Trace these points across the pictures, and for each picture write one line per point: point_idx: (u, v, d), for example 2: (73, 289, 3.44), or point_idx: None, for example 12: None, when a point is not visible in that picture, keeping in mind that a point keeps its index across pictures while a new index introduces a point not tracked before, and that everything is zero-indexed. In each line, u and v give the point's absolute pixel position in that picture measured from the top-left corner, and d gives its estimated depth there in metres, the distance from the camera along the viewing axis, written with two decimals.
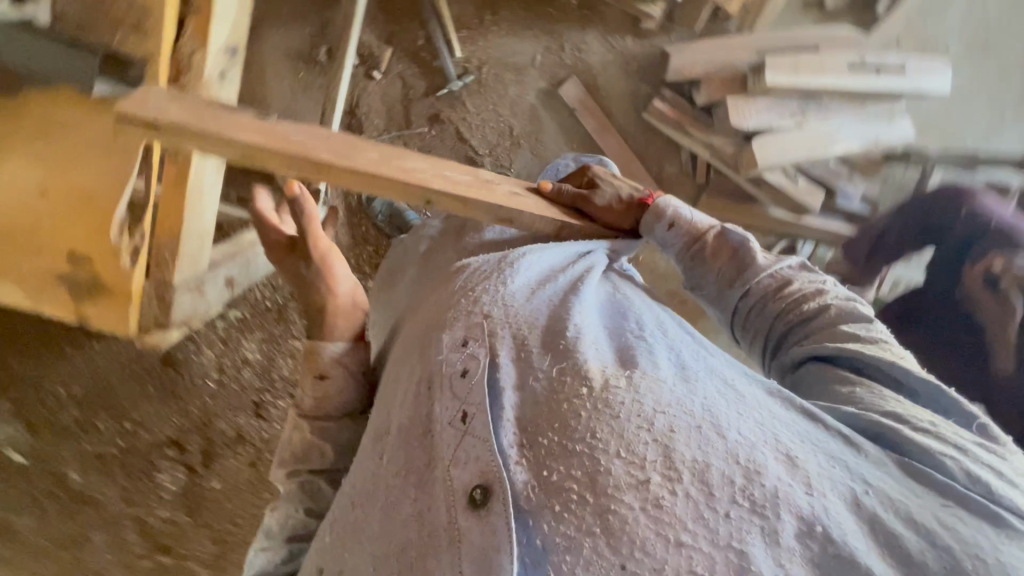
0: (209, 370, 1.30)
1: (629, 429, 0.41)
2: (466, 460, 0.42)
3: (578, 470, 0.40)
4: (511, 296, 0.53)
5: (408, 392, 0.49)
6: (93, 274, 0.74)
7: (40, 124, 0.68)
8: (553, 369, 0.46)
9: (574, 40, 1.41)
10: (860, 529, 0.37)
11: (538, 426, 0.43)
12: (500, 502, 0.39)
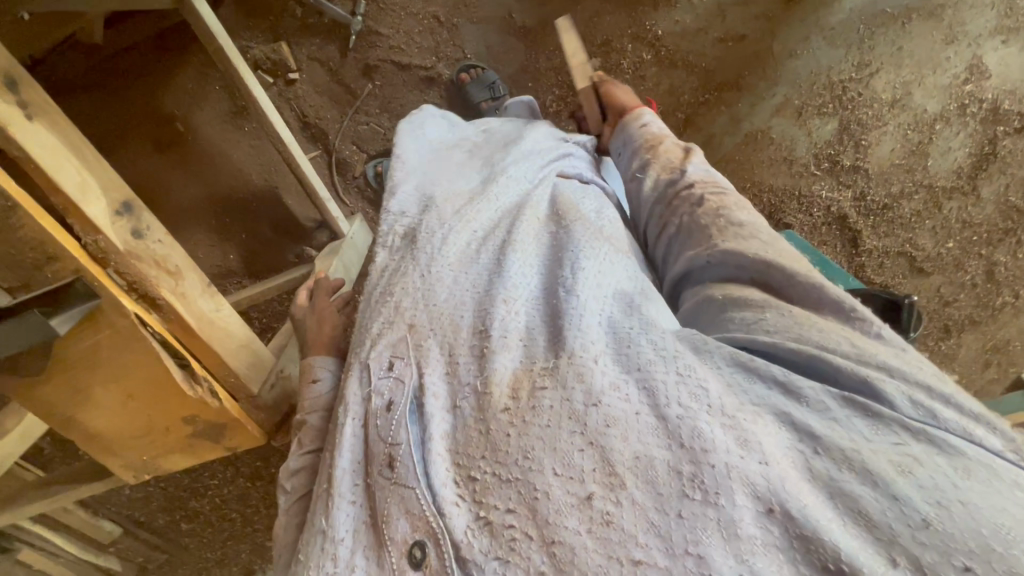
0: None
1: (563, 437, 0.54)
2: (402, 510, 0.57)
3: (516, 501, 0.53)
4: (435, 292, 0.72)
5: (353, 436, 0.64)
6: (205, 420, 0.90)
7: (76, 358, 0.80)
8: (477, 377, 0.62)
9: None
10: (805, 490, 0.48)
11: (471, 456, 0.57)
12: (439, 553, 0.54)
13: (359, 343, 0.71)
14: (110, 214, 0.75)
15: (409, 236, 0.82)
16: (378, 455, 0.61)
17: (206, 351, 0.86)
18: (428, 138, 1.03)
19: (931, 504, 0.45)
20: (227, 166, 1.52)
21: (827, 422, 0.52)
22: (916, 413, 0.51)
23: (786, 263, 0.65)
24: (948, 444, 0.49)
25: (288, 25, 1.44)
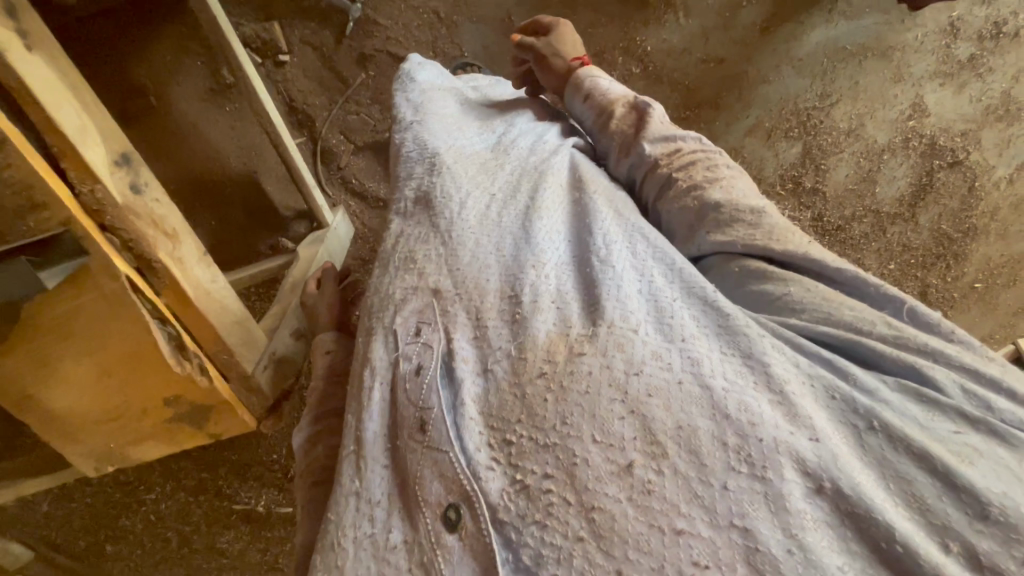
0: None
1: (602, 404, 0.53)
2: (433, 475, 0.56)
3: (552, 466, 0.52)
4: (459, 255, 0.71)
5: (379, 399, 0.63)
6: (189, 403, 0.83)
7: (51, 325, 0.72)
8: (510, 342, 0.61)
9: None
10: (858, 469, 0.47)
11: (505, 420, 0.56)
12: (476, 517, 0.53)
13: (377, 314, 0.71)
14: (109, 163, 0.68)
15: (423, 199, 0.80)
16: (405, 419, 0.60)
17: (200, 323, 0.79)
18: (433, 95, 1.03)
19: (995, 493, 0.44)
20: (202, 147, 1.43)
21: (877, 401, 0.50)
22: (971, 401, 0.49)
23: (792, 242, 0.61)
24: (1011, 435, 0.47)
25: (281, 6, 1.40)
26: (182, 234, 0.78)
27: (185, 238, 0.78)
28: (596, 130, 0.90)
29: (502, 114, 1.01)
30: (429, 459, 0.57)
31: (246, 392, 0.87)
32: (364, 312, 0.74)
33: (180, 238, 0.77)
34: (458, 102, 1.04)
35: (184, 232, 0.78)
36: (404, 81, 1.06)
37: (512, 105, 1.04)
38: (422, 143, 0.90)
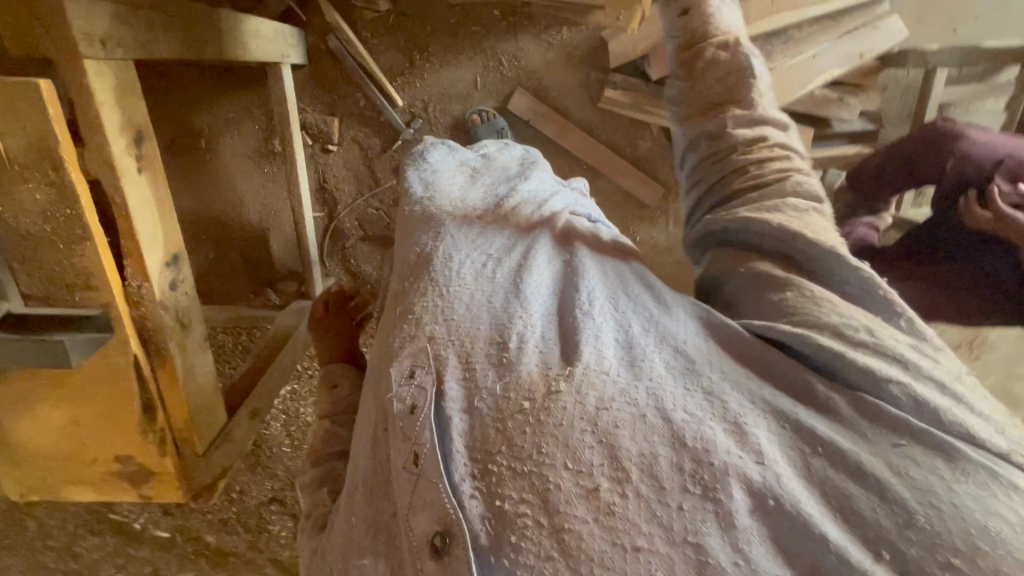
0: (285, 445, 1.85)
1: (577, 436, 0.45)
2: (421, 507, 0.46)
3: (527, 491, 0.44)
4: (452, 307, 0.56)
5: (370, 431, 0.54)
6: (138, 467, 0.89)
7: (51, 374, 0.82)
8: (496, 383, 0.49)
9: (510, 51, 1.52)
10: (795, 484, 0.43)
11: (490, 450, 0.46)
12: (459, 548, 0.43)
13: (388, 350, 0.57)
14: (161, 264, 0.81)
15: (424, 262, 0.63)
16: (384, 459, 0.52)
17: (176, 399, 0.88)
18: (442, 154, 0.87)
19: (939, 486, 0.42)
20: (231, 193, 1.56)
21: (834, 430, 0.45)
22: (920, 417, 0.45)
23: (826, 237, 0.58)
24: (953, 448, 0.43)
25: (344, 106, 1.55)
26: (192, 322, 0.89)
27: (194, 325, 0.90)
28: (676, 51, 0.81)
29: (522, 168, 0.87)
30: (414, 494, 0.47)
31: (188, 474, 0.92)
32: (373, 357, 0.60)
33: (189, 325, 0.89)
34: (464, 171, 0.85)
35: (194, 321, 0.90)
36: (415, 156, 0.87)
37: (518, 169, 0.86)
38: (424, 203, 0.74)
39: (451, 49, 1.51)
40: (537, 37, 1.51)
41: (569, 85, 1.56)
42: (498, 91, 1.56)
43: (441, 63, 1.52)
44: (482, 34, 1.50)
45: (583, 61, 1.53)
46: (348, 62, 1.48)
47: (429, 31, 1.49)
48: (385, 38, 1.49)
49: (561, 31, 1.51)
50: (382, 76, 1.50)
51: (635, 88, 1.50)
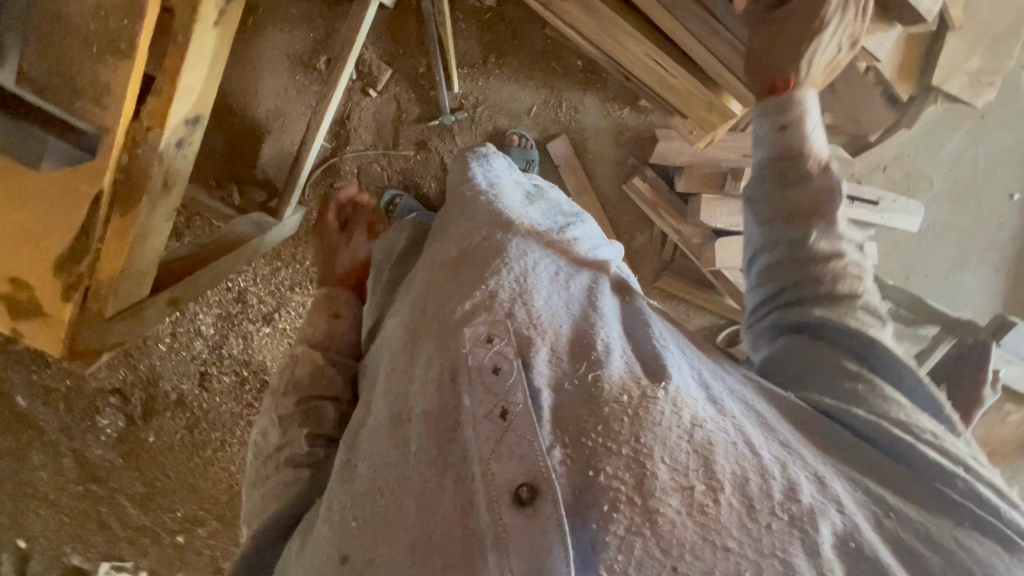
0: (164, 342, 1.74)
1: (669, 437, 0.54)
2: (508, 458, 0.54)
3: (626, 472, 0.52)
4: (537, 300, 0.66)
5: (435, 379, 0.62)
6: (31, 299, 0.79)
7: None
8: (581, 376, 0.60)
9: (574, 99, 1.59)
10: (880, 542, 0.52)
11: (583, 427, 0.56)
12: (547, 501, 0.51)
13: (450, 306, 0.67)
14: (182, 118, 0.77)
15: (485, 254, 0.70)
16: (455, 405, 0.60)
17: (113, 250, 0.80)
18: (503, 165, 0.91)
19: (999, 562, 0.53)
20: (250, 80, 1.48)
21: (900, 497, 0.57)
22: (973, 502, 0.58)
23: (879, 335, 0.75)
24: (1004, 537, 0.56)
25: (402, 62, 1.54)
26: (176, 184, 0.83)
27: (176, 188, 0.84)
28: (766, 158, 0.90)
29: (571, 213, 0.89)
30: (501, 446, 0.55)
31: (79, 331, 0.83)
32: (420, 300, 0.73)
33: (172, 185, 0.82)
34: (519, 190, 0.89)
35: (179, 184, 0.84)
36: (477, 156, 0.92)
37: (569, 208, 0.90)
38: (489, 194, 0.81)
39: (526, 67, 1.55)
40: (602, 102, 1.59)
41: (606, 155, 1.65)
42: (545, 126, 1.62)
43: (510, 74, 1.56)
44: (560, 69, 1.56)
45: (630, 143, 1.63)
46: (431, 27, 1.47)
47: (515, 40, 1.53)
48: (472, 23, 1.51)
49: (625, 106, 1.60)
50: (453, 57, 1.51)
51: (657, 188, 1.62)
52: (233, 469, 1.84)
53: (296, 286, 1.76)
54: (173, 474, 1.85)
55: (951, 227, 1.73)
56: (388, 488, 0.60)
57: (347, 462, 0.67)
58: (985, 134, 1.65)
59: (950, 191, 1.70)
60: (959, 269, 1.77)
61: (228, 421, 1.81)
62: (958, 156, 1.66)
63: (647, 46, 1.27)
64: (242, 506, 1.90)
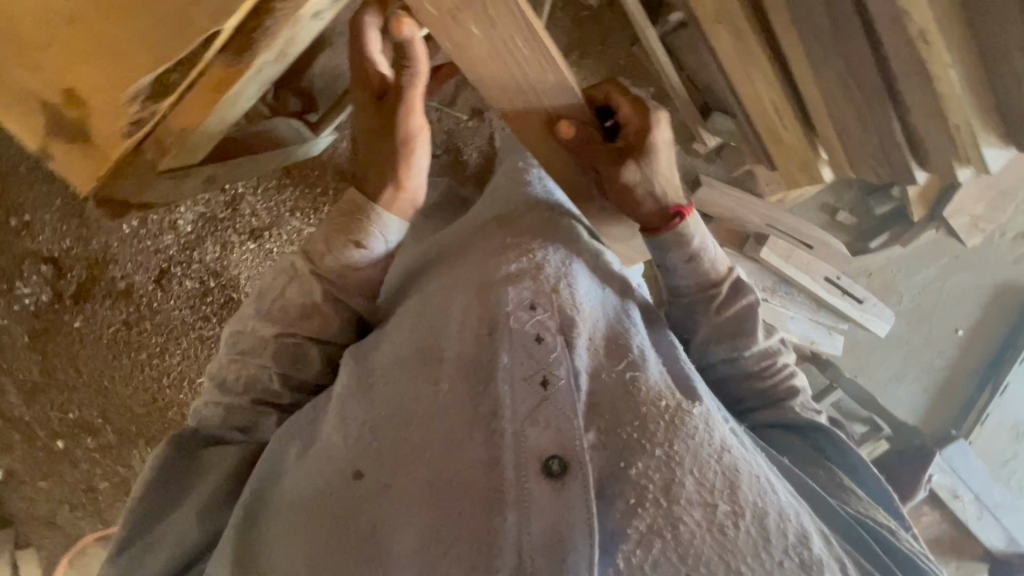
0: (129, 224, 1.54)
1: (704, 453, 0.76)
2: (545, 425, 0.77)
3: (657, 477, 0.73)
4: (586, 306, 0.90)
5: (471, 333, 0.85)
6: (83, 118, 0.69)
7: None
8: (623, 376, 0.83)
9: None
10: None
11: (620, 422, 0.78)
12: (573, 479, 0.73)
13: (491, 267, 0.92)
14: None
15: (535, 262, 0.92)
16: (491, 361, 0.83)
17: (195, 105, 0.71)
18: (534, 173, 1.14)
19: None
20: None
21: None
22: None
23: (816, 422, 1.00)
24: None
25: None
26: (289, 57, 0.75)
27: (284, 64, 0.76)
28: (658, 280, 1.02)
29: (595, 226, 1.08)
30: (538, 408, 0.78)
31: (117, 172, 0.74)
32: (461, 279, 0.94)
33: (283, 58, 0.74)
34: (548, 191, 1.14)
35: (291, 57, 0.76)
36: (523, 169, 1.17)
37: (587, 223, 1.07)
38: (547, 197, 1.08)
39: (603, 70, 1.54)
40: None
41: None
42: None
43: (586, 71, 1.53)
44: (635, 87, 1.57)
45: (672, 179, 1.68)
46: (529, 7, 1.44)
47: (600, 41, 1.53)
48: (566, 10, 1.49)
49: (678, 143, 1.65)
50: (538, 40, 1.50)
51: None
52: (159, 384, 1.63)
53: (296, 210, 1.63)
54: (90, 375, 1.64)
55: (903, 345, 1.94)
56: (416, 421, 0.81)
57: (370, 382, 0.87)
58: (952, 274, 1.87)
59: (911, 313, 1.91)
60: (899, 385, 1.98)
61: (171, 333, 1.60)
62: (927, 285, 1.88)
63: (773, 90, 1.37)
64: (157, 429, 1.70)
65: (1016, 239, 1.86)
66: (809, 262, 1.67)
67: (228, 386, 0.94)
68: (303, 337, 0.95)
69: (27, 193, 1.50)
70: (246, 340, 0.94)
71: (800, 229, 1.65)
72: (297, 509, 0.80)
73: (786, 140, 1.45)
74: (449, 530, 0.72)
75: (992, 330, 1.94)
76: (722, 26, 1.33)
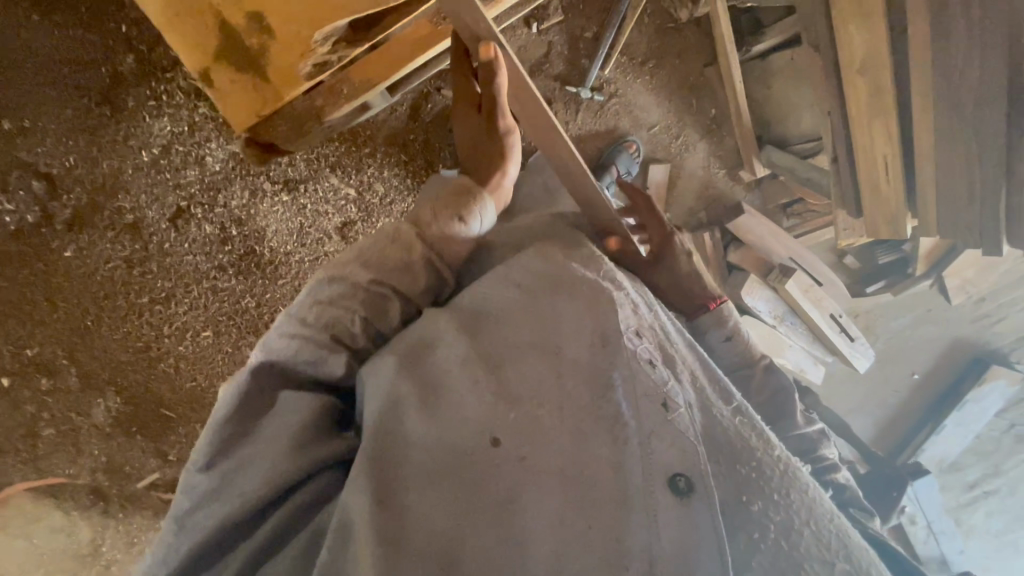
0: (149, 150, 1.37)
1: (818, 512, 0.71)
2: (669, 442, 0.72)
3: (777, 522, 0.69)
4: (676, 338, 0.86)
5: (580, 340, 0.80)
6: (266, 53, 0.79)
7: None
8: (728, 410, 0.79)
9: (692, 139, 1.67)
10: None
11: (733, 460, 0.74)
12: (701, 502, 0.68)
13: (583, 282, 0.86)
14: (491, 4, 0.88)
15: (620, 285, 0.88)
16: (607, 370, 0.77)
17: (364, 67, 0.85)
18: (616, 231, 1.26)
19: None
20: None
21: None
22: None
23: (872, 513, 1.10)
24: None
25: (573, 16, 1.46)
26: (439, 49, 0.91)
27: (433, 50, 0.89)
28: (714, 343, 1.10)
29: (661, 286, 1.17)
30: (655, 430, 0.73)
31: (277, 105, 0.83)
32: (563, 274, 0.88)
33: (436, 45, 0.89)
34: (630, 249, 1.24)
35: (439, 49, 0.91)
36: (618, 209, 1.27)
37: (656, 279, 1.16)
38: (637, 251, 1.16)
39: (673, 85, 1.60)
40: (709, 153, 1.70)
41: (687, 200, 1.74)
42: (655, 148, 1.66)
43: (658, 84, 1.59)
44: (697, 107, 1.65)
45: (714, 202, 1.75)
46: (623, 6, 1.43)
47: (677, 56, 1.58)
48: (654, 18, 1.53)
49: (726, 168, 1.73)
50: (622, 42, 1.49)
51: (716, 249, 1.74)
52: (159, 331, 1.50)
53: (338, 167, 1.51)
54: (73, 310, 1.46)
55: (868, 382, 2.18)
56: (543, 414, 0.75)
57: (476, 363, 0.79)
58: (920, 325, 2.12)
59: (881, 354, 2.15)
60: (859, 417, 2.21)
61: (181, 278, 1.46)
62: (897, 331, 2.12)
63: (888, 142, 1.29)
64: (141, 378, 1.56)
65: (980, 300, 2.09)
66: (821, 300, 1.78)
67: (304, 325, 0.76)
68: (396, 295, 0.83)
69: (30, 92, 1.29)
70: (333, 288, 0.78)
71: (816, 267, 1.77)
72: (420, 464, 0.72)
73: (884, 197, 1.38)
74: (583, 529, 0.67)
75: (942, 377, 2.18)
76: (863, 76, 1.23)
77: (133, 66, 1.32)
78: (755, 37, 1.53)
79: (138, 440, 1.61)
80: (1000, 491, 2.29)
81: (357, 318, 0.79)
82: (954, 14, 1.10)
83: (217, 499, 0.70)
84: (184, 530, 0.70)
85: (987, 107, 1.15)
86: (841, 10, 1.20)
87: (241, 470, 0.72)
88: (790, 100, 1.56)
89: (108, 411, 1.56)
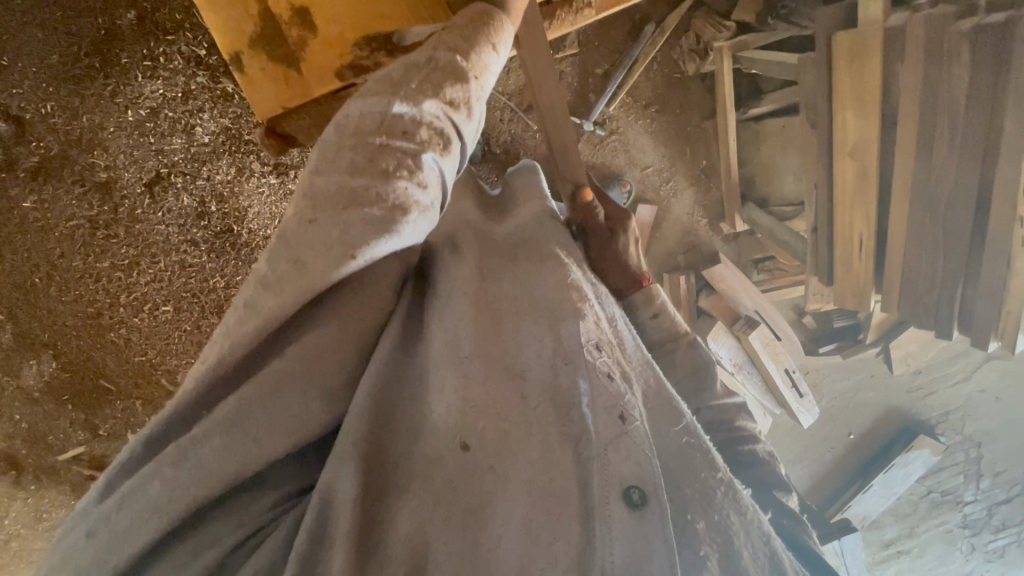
0: (136, 110, 1.30)
1: (753, 529, 0.64)
2: (627, 456, 0.61)
3: (718, 543, 0.61)
4: (635, 350, 0.73)
5: (547, 338, 0.68)
6: (304, 46, 0.79)
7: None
8: (681, 422, 0.68)
9: (680, 184, 1.77)
10: None
11: (681, 480, 0.64)
12: (653, 515, 0.58)
13: (538, 284, 0.74)
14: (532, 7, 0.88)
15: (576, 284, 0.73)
16: (570, 384, 0.65)
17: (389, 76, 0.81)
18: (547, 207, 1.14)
19: None
20: None
21: None
22: None
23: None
24: None
25: (589, 52, 1.51)
26: None
27: None
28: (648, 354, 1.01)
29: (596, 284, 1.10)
30: (615, 442, 0.61)
31: (302, 99, 0.82)
32: (526, 275, 0.75)
33: None
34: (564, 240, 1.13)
35: None
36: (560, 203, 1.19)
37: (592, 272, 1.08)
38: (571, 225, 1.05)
39: (671, 131, 1.68)
40: (695, 201, 1.80)
41: (667, 241, 1.84)
42: (645, 187, 1.73)
43: (656, 128, 1.66)
44: (690, 155, 1.73)
45: (693, 247, 1.86)
46: (637, 50, 1.50)
47: (679, 105, 1.66)
48: (661, 67, 1.60)
49: (708, 216, 1.83)
50: (629, 84, 1.54)
51: (688, 292, 1.83)
52: (116, 298, 1.44)
53: None
54: (20, 263, 1.38)
55: (810, 436, 2.30)
56: (502, 415, 0.64)
57: (444, 363, 0.65)
58: (862, 386, 2.26)
59: (827, 407, 2.27)
60: (799, 469, 2.32)
61: (148, 245, 1.40)
62: (841, 387, 2.25)
63: (866, 223, 1.37)
64: (83, 345, 1.47)
65: (914, 372, 2.27)
66: (777, 353, 1.82)
67: (352, 174, 0.59)
68: (457, 123, 0.64)
69: (12, 27, 1.21)
70: (372, 119, 0.60)
71: (777, 321, 1.85)
72: (379, 470, 0.62)
73: (853, 271, 1.45)
74: (548, 545, 0.58)
75: (875, 439, 2.31)
76: (852, 159, 1.32)
77: (129, 17, 1.22)
78: (753, 100, 1.64)
79: (68, 408, 1.53)
80: (911, 553, 2.42)
81: (417, 157, 0.61)
82: (941, 118, 1.18)
83: (185, 468, 0.55)
84: (124, 512, 0.55)
85: (961, 205, 1.23)
86: (841, 92, 1.28)
87: (189, 452, 0.56)
88: (777, 163, 1.64)
89: (40, 371, 1.48)
